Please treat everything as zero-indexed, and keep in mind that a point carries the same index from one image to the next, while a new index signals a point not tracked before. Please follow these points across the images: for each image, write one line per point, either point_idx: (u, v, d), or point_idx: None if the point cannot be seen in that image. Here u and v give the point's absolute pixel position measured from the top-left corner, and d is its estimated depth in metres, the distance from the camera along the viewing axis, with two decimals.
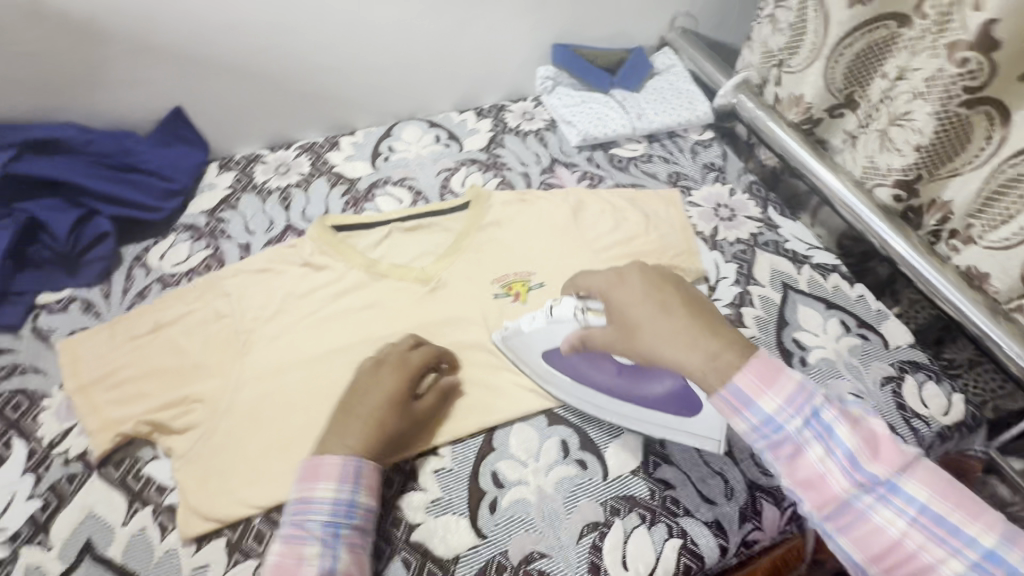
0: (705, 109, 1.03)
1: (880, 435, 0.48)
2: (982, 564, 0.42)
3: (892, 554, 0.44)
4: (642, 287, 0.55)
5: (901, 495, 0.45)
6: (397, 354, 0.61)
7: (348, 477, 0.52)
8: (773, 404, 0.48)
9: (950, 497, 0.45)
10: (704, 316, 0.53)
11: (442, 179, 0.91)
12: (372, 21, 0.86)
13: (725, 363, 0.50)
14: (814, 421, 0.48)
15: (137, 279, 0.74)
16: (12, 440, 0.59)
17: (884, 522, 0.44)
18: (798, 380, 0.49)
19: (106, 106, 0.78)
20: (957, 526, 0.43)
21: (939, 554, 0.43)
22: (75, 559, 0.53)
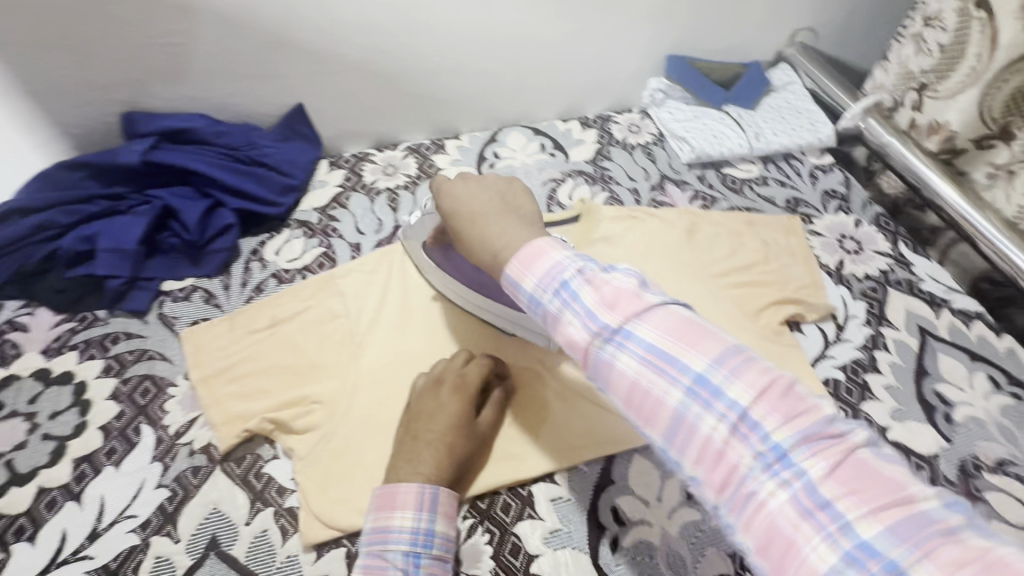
0: (828, 131, 0.96)
1: (624, 287, 0.43)
2: (695, 388, 0.38)
3: (638, 399, 0.40)
4: (466, 191, 0.56)
5: (633, 337, 0.41)
6: (454, 375, 0.59)
7: (424, 506, 0.51)
8: (532, 283, 0.46)
9: (681, 333, 0.40)
10: (507, 217, 0.53)
11: (549, 190, 0.89)
12: (497, 23, 0.84)
13: (503, 258, 0.49)
14: (562, 288, 0.44)
15: (254, 273, 0.75)
16: (140, 426, 0.60)
17: (622, 367, 0.41)
18: (557, 255, 0.46)
19: (235, 99, 0.80)
20: (682, 359, 0.39)
21: (666, 389, 0.39)
22: (201, 554, 0.53)
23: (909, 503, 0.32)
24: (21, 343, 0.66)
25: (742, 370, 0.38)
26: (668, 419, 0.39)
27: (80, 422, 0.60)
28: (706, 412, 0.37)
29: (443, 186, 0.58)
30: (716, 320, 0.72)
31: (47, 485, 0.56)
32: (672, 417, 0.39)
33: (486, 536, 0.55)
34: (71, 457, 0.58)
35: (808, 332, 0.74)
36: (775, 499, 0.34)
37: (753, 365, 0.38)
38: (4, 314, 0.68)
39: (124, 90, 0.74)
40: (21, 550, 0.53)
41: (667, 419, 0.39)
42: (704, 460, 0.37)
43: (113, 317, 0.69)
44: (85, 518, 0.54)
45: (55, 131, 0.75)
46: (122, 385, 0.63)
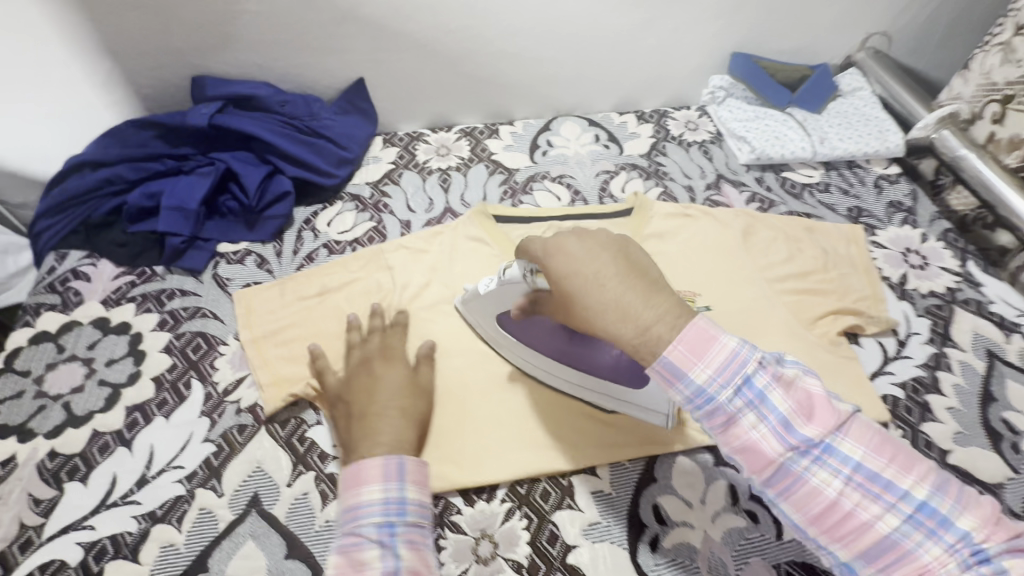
0: (897, 141, 0.92)
1: (815, 392, 0.40)
2: (917, 516, 0.36)
3: (834, 519, 0.37)
4: (583, 253, 0.43)
5: (837, 453, 0.38)
6: (378, 345, 0.60)
7: (392, 475, 0.47)
8: (704, 374, 0.40)
9: (879, 449, 0.38)
10: (647, 278, 0.42)
11: (601, 182, 0.87)
12: (563, 11, 0.83)
13: (655, 334, 0.40)
14: (745, 387, 0.40)
15: (306, 242, 0.75)
16: (191, 380, 0.62)
17: (821, 484, 0.38)
18: (729, 341, 0.40)
19: (300, 70, 0.81)
20: (890, 479, 0.37)
21: (869, 506, 0.37)
22: (243, 510, 0.53)
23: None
24: (83, 291, 0.67)
25: (964, 501, 0.36)
26: (874, 543, 0.36)
27: (135, 371, 0.62)
28: (931, 542, 0.35)
29: (545, 244, 0.46)
30: (772, 326, 0.70)
31: (101, 430, 0.57)
32: (877, 541, 0.36)
33: (524, 521, 0.55)
34: (124, 405, 0.59)
35: (866, 346, 0.71)
36: None
37: (968, 493, 0.37)
38: (69, 262, 0.70)
39: (196, 54, 0.76)
40: (73, 490, 0.54)
41: (873, 544, 0.36)
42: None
43: (170, 273, 0.70)
44: (135, 465, 0.55)
45: (128, 90, 0.78)
46: (175, 340, 0.64)
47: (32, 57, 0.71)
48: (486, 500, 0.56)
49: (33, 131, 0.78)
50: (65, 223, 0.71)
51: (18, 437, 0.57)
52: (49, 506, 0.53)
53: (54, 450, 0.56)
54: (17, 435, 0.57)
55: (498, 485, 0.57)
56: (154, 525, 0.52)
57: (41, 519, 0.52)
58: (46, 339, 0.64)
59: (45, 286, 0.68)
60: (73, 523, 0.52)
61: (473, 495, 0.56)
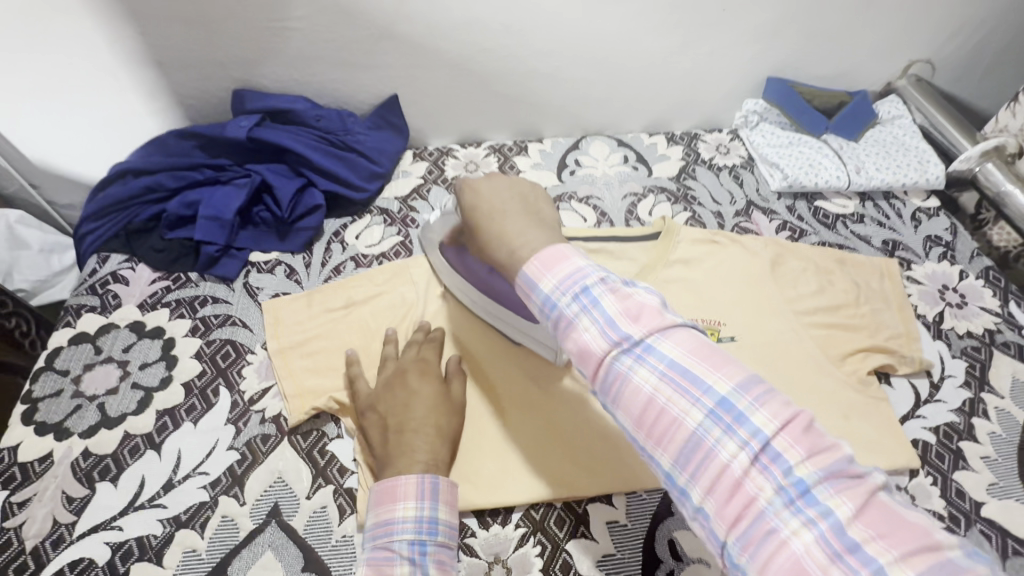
0: (938, 172, 0.89)
1: (646, 302, 0.41)
2: (717, 411, 0.36)
3: (652, 417, 0.38)
4: (487, 189, 0.53)
5: (654, 352, 0.39)
6: (416, 362, 0.60)
7: (426, 494, 0.49)
8: (551, 284, 0.43)
9: (700, 354, 0.38)
10: (528, 217, 0.50)
11: (628, 204, 0.87)
12: (597, 33, 0.83)
13: (520, 254, 0.46)
14: (582, 294, 0.41)
15: (334, 254, 0.77)
16: (219, 387, 0.63)
17: (639, 381, 0.38)
18: (578, 261, 0.43)
19: (337, 85, 0.83)
20: (704, 379, 0.37)
21: (685, 408, 0.37)
22: (263, 520, 0.55)
23: (938, 549, 0.29)
24: (122, 294, 0.70)
25: (767, 399, 0.36)
26: (683, 440, 0.36)
27: (166, 375, 0.64)
28: (726, 437, 0.35)
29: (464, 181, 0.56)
30: (799, 361, 0.68)
31: (132, 432, 0.59)
32: (686, 439, 0.36)
33: (538, 549, 0.55)
34: (155, 408, 0.61)
35: (897, 386, 0.69)
36: (799, 537, 0.32)
37: (775, 395, 0.37)
38: (109, 265, 0.72)
39: (239, 68, 0.78)
40: (104, 490, 0.56)
41: (682, 441, 0.36)
42: (715, 485, 0.35)
43: (204, 280, 0.72)
44: (162, 469, 0.57)
45: (173, 100, 0.81)
46: (205, 346, 0.66)
47: (86, 67, 0.74)
48: (501, 524, 0.56)
49: (82, 136, 0.82)
50: (109, 226, 0.74)
51: (55, 434, 0.59)
52: (82, 504, 0.55)
53: (88, 450, 0.58)
54: (55, 432, 0.59)
55: (514, 509, 0.57)
56: (178, 530, 0.54)
57: (72, 517, 0.54)
58: (85, 339, 0.66)
59: (86, 287, 0.71)
60: (102, 523, 0.54)
61: (487, 519, 0.56)
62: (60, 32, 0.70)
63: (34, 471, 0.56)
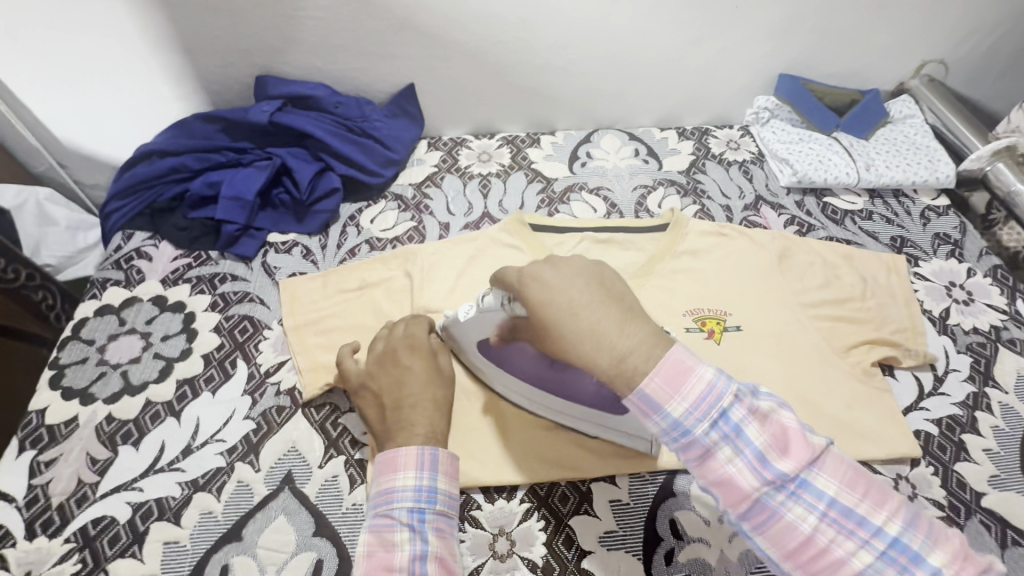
0: (948, 171, 0.90)
1: (788, 426, 0.41)
2: (889, 551, 0.36)
3: (813, 557, 0.38)
4: (558, 282, 0.45)
5: (809, 487, 0.39)
6: (402, 338, 0.60)
7: (426, 464, 0.50)
8: (683, 408, 0.40)
9: (855, 487, 0.39)
10: (618, 306, 0.43)
11: (638, 196, 0.88)
12: (610, 28, 0.85)
13: (626, 363, 0.41)
14: (723, 423, 0.40)
15: (349, 237, 0.79)
16: (236, 359, 0.65)
17: (797, 519, 0.38)
18: (705, 376, 0.41)
19: (357, 73, 0.85)
20: (866, 517, 0.37)
21: (849, 547, 0.37)
22: (277, 486, 0.57)
23: None
24: (145, 269, 0.73)
25: (923, 528, 0.37)
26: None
27: (187, 347, 0.66)
28: (898, 574, 0.36)
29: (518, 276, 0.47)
30: (802, 352, 0.69)
31: (154, 399, 0.62)
32: None
33: (541, 523, 0.56)
34: (175, 378, 0.63)
35: (901, 378, 0.70)
36: None
37: (928, 523, 0.37)
38: (134, 242, 0.75)
39: (262, 55, 0.81)
40: (126, 453, 0.58)
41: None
42: None
43: (224, 258, 0.75)
44: (181, 435, 0.59)
45: (198, 85, 0.83)
46: (224, 321, 0.69)
47: (117, 51, 0.77)
48: (506, 499, 0.58)
49: (110, 118, 0.85)
50: (134, 205, 0.77)
51: (80, 399, 0.61)
52: (105, 465, 0.57)
53: (112, 415, 0.60)
54: (80, 398, 0.61)
55: (518, 485, 0.58)
56: (196, 493, 0.56)
57: (96, 477, 0.56)
58: (109, 311, 0.69)
59: (112, 262, 0.73)
60: (124, 483, 0.56)
61: (493, 493, 0.58)
62: (93, 16, 0.73)
63: (61, 433, 0.59)
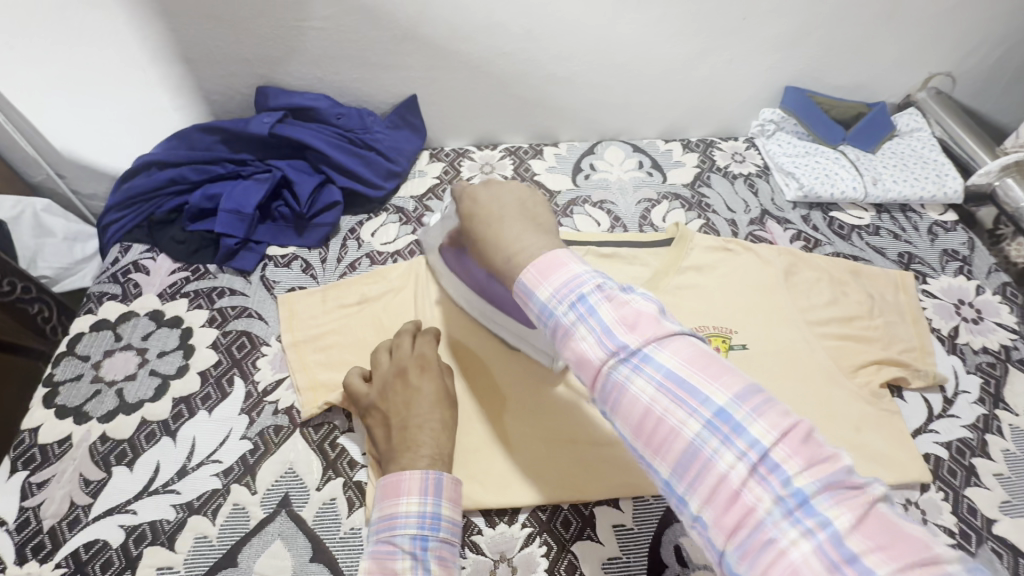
0: (956, 186, 0.89)
1: (646, 311, 0.42)
2: (715, 421, 0.37)
3: (651, 428, 0.39)
4: (487, 196, 0.54)
5: (652, 362, 0.40)
6: (413, 357, 0.59)
7: (429, 490, 0.49)
8: (548, 292, 0.44)
9: (699, 365, 0.39)
10: (524, 219, 0.52)
11: (642, 210, 0.87)
12: (616, 39, 0.84)
13: (516, 258, 0.48)
14: (579, 302, 0.43)
15: (349, 251, 0.78)
16: (234, 377, 0.64)
17: (637, 391, 0.40)
18: (576, 268, 0.45)
19: (360, 84, 0.84)
20: (702, 391, 0.38)
21: (684, 419, 0.38)
22: (273, 509, 0.55)
23: (938, 562, 0.30)
24: (142, 283, 0.72)
25: (765, 410, 0.37)
26: (682, 448, 0.38)
27: (183, 364, 0.65)
28: (725, 448, 0.36)
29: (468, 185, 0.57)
30: (810, 372, 0.68)
31: (149, 418, 0.61)
32: (685, 450, 0.37)
33: (544, 549, 0.55)
34: (171, 396, 0.62)
35: (910, 400, 0.68)
36: (798, 548, 0.32)
37: (772, 404, 0.37)
38: (131, 255, 0.74)
39: (264, 65, 0.80)
40: (120, 474, 0.57)
41: (680, 449, 0.37)
42: (713, 493, 0.36)
43: (222, 272, 0.74)
44: (177, 455, 0.58)
45: (199, 96, 0.83)
46: (222, 337, 0.67)
47: (116, 61, 0.76)
48: (508, 523, 0.56)
49: (108, 128, 0.84)
50: (132, 217, 0.76)
51: (74, 418, 0.60)
52: (98, 487, 0.56)
53: (106, 434, 0.59)
54: (74, 415, 0.60)
55: (520, 510, 0.57)
56: (191, 516, 0.55)
57: (89, 499, 0.55)
58: (105, 327, 0.68)
59: (108, 276, 0.72)
60: (118, 506, 0.55)
61: (494, 517, 0.57)
62: (93, 26, 0.72)
63: (54, 453, 0.58)
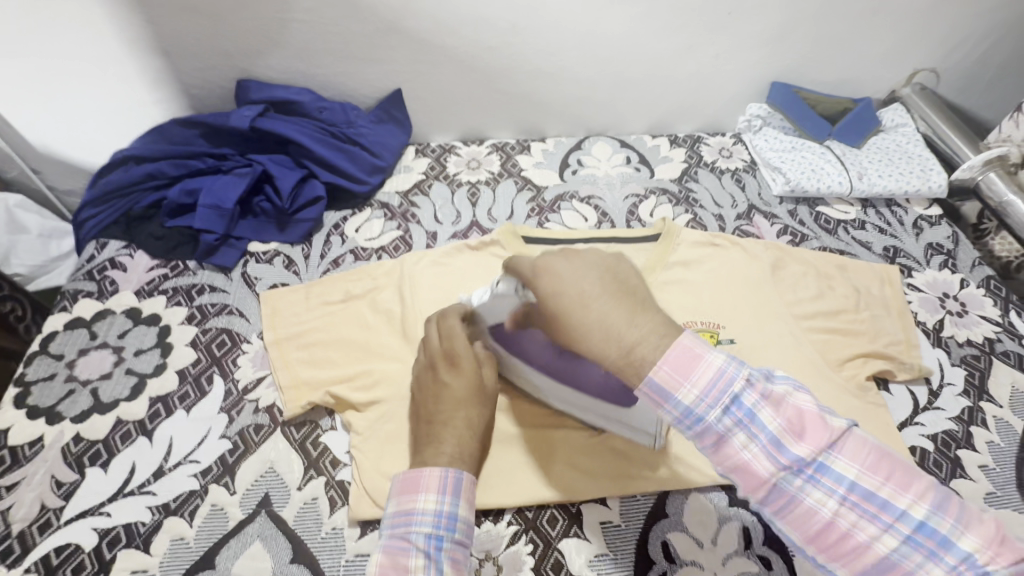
0: (941, 181, 0.89)
1: (807, 410, 0.38)
2: (915, 536, 0.34)
3: (834, 541, 0.36)
4: (569, 272, 0.41)
5: (832, 474, 0.36)
6: (443, 348, 0.56)
7: (447, 488, 0.46)
8: (691, 396, 0.37)
9: (877, 467, 0.36)
10: (626, 297, 0.40)
11: (629, 206, 0.87)
12: (603, 34, 0.83)
13: (637, 353, 0.38)
14: (735, 407, 0.37)
15: (333, 247, 0.76)
16: (213, 375, 0.63)
17: (815, 504, 0.36)
18: (715, 359, 0.38)
19: (343, 78, 0.83)
20: (890, 499, 0.35)
21: (870, 530, 0.35)
22: (253, 510, 0.54)
23: None
24: (119, 280, 0.70)
25: (960, 515, 0.35)
26: (871, 559, 0.35)
27: (160, 362, 0.63)
28: (931, 563, 0.34)
29: (533, 264, 0.43)
30: (798, 366, 0.67)
31: (124, 418, 0.59)
32: (876, 561, 0.35)
33: (529, 547, 0.54)
34: (148, 395, 0.61)
35: (895, 393, 0.69)
36: None
37: (959, 504, 0.35)
38: (108, 251, 0.72)
39: (244, 58, 0.78)
40: (93, 475, 0.55)
41: (872, 563, 0.35)
42: None
43: (202, 269, 0.72)
44: (153, 456, 0.57)
45: (178, 90, 0.81)
46: (201, 335, 0.66)
47: (91, 54, 0.74)
48: (493, 522, 0.55)
49: (83, 123, 0.82)
50: (109, 213, 0.74)
51: (46, 418, 0.59)
52: (71, 489, 0.54)
53: (79, 435, 0.58)
54: (46, 417, 0.59)
55: (505, 509, 0.56)
56: (167, 518, 0.53)
57: (61, 502, 0.53)
58: (80, 325, 0.66)
59: (83, 273, 0.70)
60: (91, 509, 0.53)
61: (479, 516, 0.56)
62: (68, 17, 0.70)
63: (25, 454, 0.56)
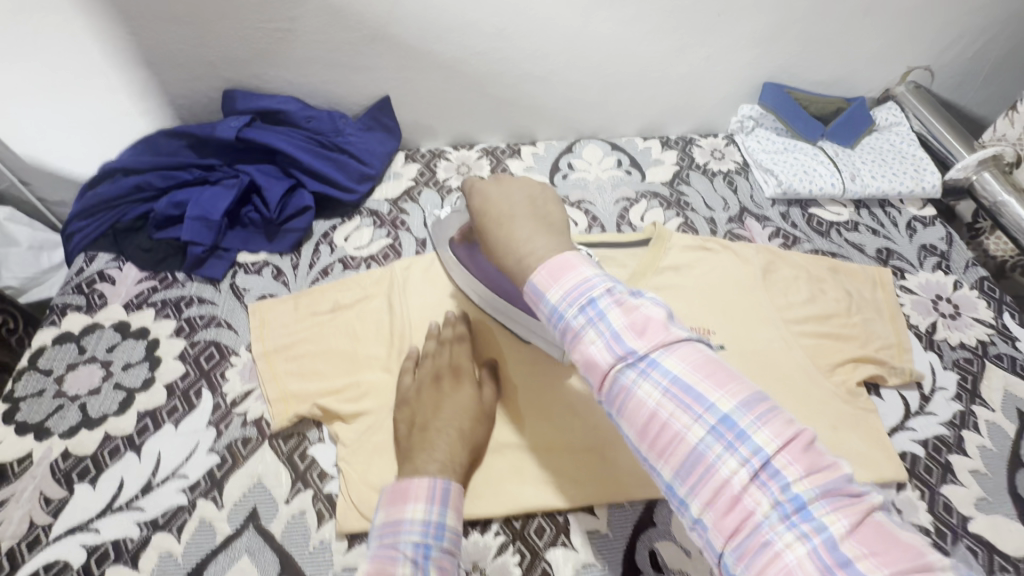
0: (934, 181, 0.89)
1: (654, 315, 0.41)
2: (719, 428, 0.37)
3: (655, 432, 0.38)
4: (497, 193, 0.52)
5: (659, 367, 0.39)
6: (449, 364, 0.59)
7: (436, 498, 0.48)
8: (557, 294, 0.43)
9: (706, 371, 0.39)
10: (536, 219, 0.49)
11: (620, 209, 0.86)
12: (591, 37, 0.83)
13: (528, 262, 0.46)
14: (589, 305, 0.42)
15: (322, 256, 0.76)
16: (201, 389, 0.63)
17: (643, 395, 0.39)
18: (586, 270, 0.44)
19: (331, 86, 0.83)
20: (705, 395, 0.38)
21: (688, 423, 0.37)
22: (241, 524, 0.54)
23: (921, 565, 0.30)
24: (107, 293, 0.70)
25: (769, 418, 0.37)
26: (685, 452, 0.37)
27: (149, 376, 0.63)
28: (728, 454, 0.36)
29: (474, 183, 0.54)
30: (788, 372, 0.67)
31: (113, 433, 0.59)
32: (688, 453, 0.37)
33: (517, 558, 0.54)
34: (136, 409, 0.61)
35: (887, 397, 0.68)
36: (792, 550, 0.32)
37: (777, 414, 0.37)
38: (97, 264, 0.72)
39: (231, 68, 0.78)
40: (82, 491, 0.55)
41: (683, 455, 0.37)
42: (713, 493, 0.36)
43: (191, 281, 0.72)
44: (142, 470, 0.57)
45: (164, 100, 0.81)
46: (190, 348, 0.66)
47: (76, 66, 0.74)
48: (480, 533, 0.55)
49: (71, 134, 0.82)
50: (97, 225, 0.74)
51: (35, 434, 0.59)
52: (59, 505, 0.54)
53: (68, 450, 0.58)
54: (35, 433, 0.59)
55: (492, 520, 0.56)
56: (155, 533, 0.53)
57: (50, 518, 0.54)
58: (69, 339, 0.66)
59: (72, 287, 0.70)
60: (80, 525, 0.54)
61: (466, 527, 0.56)
62: (49, 30, 0.70)
63: (14, 471, 0.56)
